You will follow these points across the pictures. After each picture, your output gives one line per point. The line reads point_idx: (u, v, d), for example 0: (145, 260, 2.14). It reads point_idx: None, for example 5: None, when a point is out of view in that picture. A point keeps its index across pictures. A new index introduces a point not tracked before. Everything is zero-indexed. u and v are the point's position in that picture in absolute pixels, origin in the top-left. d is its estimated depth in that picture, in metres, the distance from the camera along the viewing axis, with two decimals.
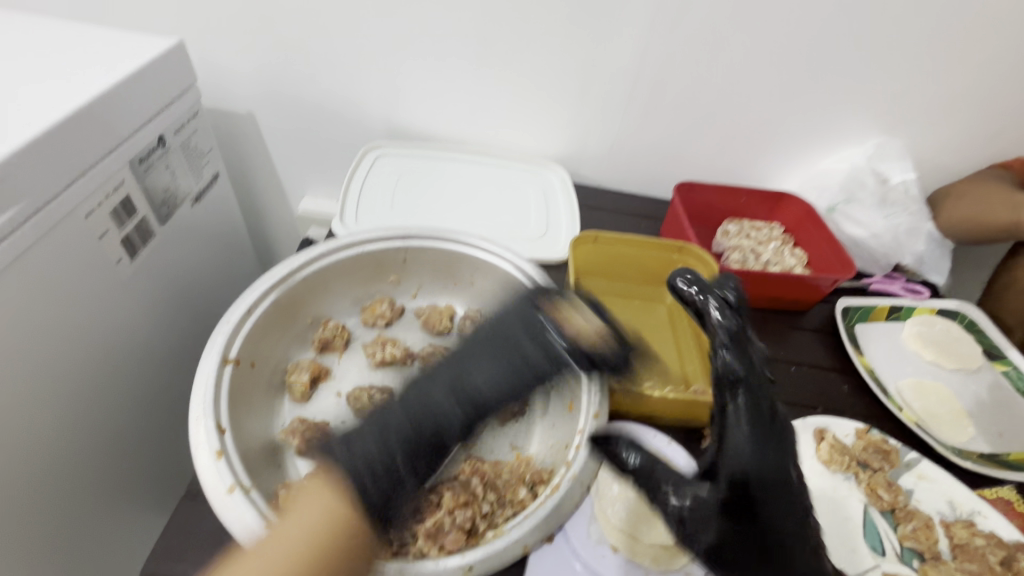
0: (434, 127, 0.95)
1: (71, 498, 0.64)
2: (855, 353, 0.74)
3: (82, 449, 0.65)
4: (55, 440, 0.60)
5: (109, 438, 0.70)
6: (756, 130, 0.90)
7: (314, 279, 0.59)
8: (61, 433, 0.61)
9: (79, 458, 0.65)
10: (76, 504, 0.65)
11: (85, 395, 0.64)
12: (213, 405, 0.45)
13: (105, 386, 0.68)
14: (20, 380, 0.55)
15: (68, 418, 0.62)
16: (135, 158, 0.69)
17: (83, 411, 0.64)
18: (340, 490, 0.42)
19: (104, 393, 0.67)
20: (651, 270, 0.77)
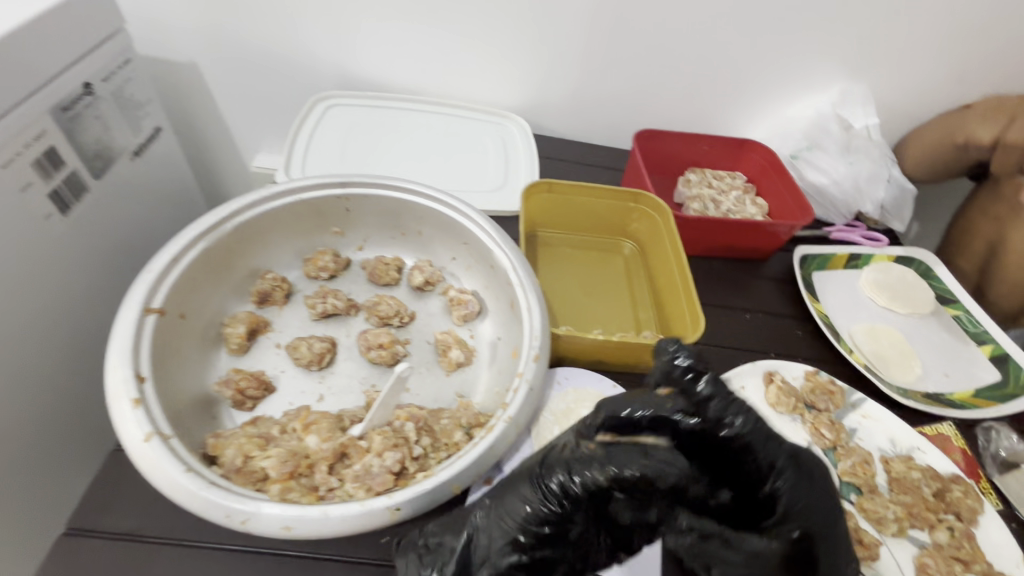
0: (388, 76, 0.90)
1: (21, 459, 0.63)
2: (811, 299, 0.74)
3: (26, 409, 0.63)
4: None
5: (58, 400, 0.68)
6: (721, 75, 0.87)
7: (247, 229, 0.56)
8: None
9: (20, 418, 0.63)
10: (29, 465, 0.64)
11: (21, 355, 0.62)
12: (131, 355, 0.43)
13: (45, 348, 0.65)
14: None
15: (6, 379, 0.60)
16: (58, 106, 0.65)
17: (20, 373, 0.62)
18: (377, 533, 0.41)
19: (44, 354, 0.65)
20: (608, 219, 0.75)
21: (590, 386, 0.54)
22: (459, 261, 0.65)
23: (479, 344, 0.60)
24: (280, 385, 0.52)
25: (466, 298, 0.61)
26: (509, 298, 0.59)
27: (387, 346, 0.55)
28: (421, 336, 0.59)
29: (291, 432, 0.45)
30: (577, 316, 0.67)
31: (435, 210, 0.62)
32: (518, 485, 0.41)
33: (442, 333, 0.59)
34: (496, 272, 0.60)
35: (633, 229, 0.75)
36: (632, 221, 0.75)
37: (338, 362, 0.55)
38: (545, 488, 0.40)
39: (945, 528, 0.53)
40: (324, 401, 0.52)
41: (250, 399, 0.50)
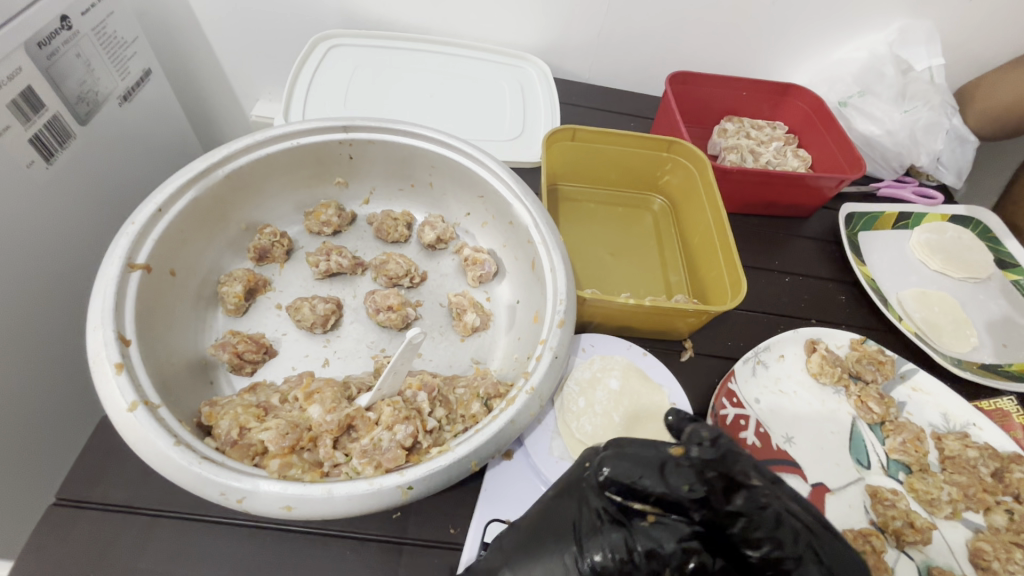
0: (395, 11, 0.82)
1: (25, 419, 0.61)
2: (857, 262, 0.68)
3: (24, 369, 0.60)
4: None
5: (60, 357, 0.66)
6: (768, 11, 0.77)
7: (240, 178, 0.51)
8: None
9: (23, 375, 0.61)
10: (34, 425, 0.62)
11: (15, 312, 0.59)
12: (113, 314, 0.39)
13: (38, 306, 0.62)
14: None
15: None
16: (32, 41, 0.59)
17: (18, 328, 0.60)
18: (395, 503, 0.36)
19: (37, 312, 0.62)
20: (636, 171, 0.68)
21: (618, 353, 0.50)
22: (474, 217, 0.59)
23: (496, 307, 0.55)
24: (282, 349, 0.48)
25: (482, 258, 0.56)
26: (530, 257, 0.53)
27: (396, 308, 0.50)
28: (433, 298, 0.55)
29: (293, 401, 0.41)
30: (602, 278, 0.62)
31: (447, 158, 0.56)
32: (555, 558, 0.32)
33: (456, 295, 0.54)
34: (516, 229, 0.54)
35: (663, 183, 0.69)
36: (663, 174, 0.68)
37: (345, 324, 0.51)
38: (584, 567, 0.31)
39: (1002, 510, 0.49)
40: (330, 365, 0.48)
41: (249, 363, 0.46)
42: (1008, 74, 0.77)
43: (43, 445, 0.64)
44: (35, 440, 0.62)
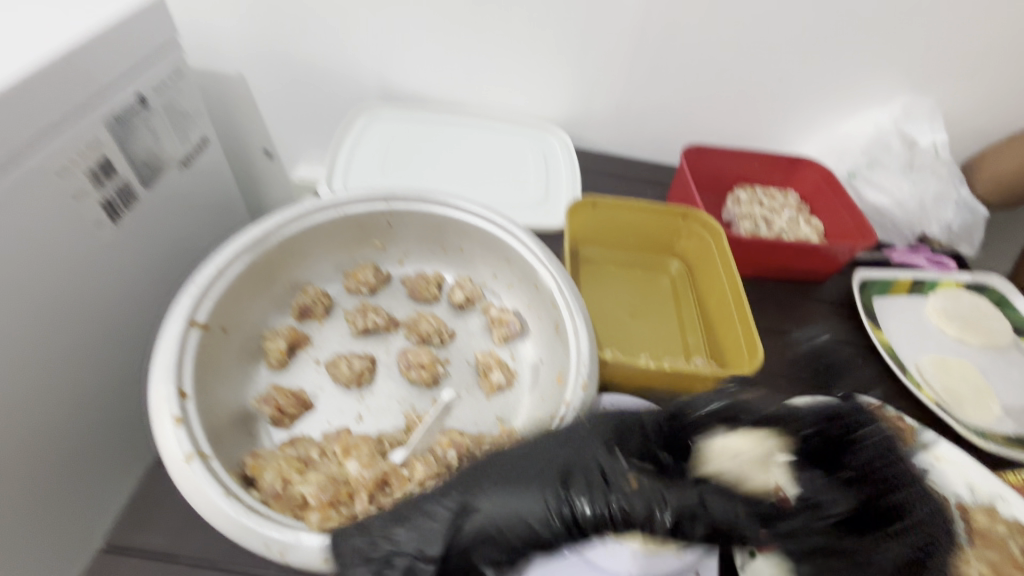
0: (430, 87, 0.90)
1: (70, 469, 0.63)
2: (873, 327, 0.69)
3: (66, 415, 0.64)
4: (43, 411, 0.59)
5: (105, 409, 0.69)
6: (774, 89, 0.83)
7: (290, 243, 0.56)
8: (53, 395, 0.61)
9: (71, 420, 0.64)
10: (75, 476, 0.64)
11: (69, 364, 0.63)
12: (174, 370, 0.42)
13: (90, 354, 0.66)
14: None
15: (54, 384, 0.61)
16: (113, 117, 0.66)
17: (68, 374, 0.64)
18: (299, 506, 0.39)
19: (88, 361, 0.66)
20: (653, 237, 0.72)
21: (639, 415, 0.50)
22: (500, 278, 0.63)
23: (521, 366, 0.57)
24: (319, 403, 0.51)
25: (507, 318, 0.59)
26: (553, 320, 0.56)
27: (428, 365, 0.53)
28: (461, 355, 0.57)
29: (331, 455, 0.44)
30: (623, 339, 0.64)
31: (477, 226, 0.60)
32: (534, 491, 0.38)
33: (483, 353, 0.57)
34: (540, 292, 0.58)
35: (680, 248, 0.72)
36: (679, 240, 0.72)
37: (378, 380, 0.53)
38: (566, 510, 0.37)
39: None
40: (363, 421, 0.50)
41: (289, 417, 0.49)
42: (1007, 147, 0.80)
43: (81, 496, 0.66)
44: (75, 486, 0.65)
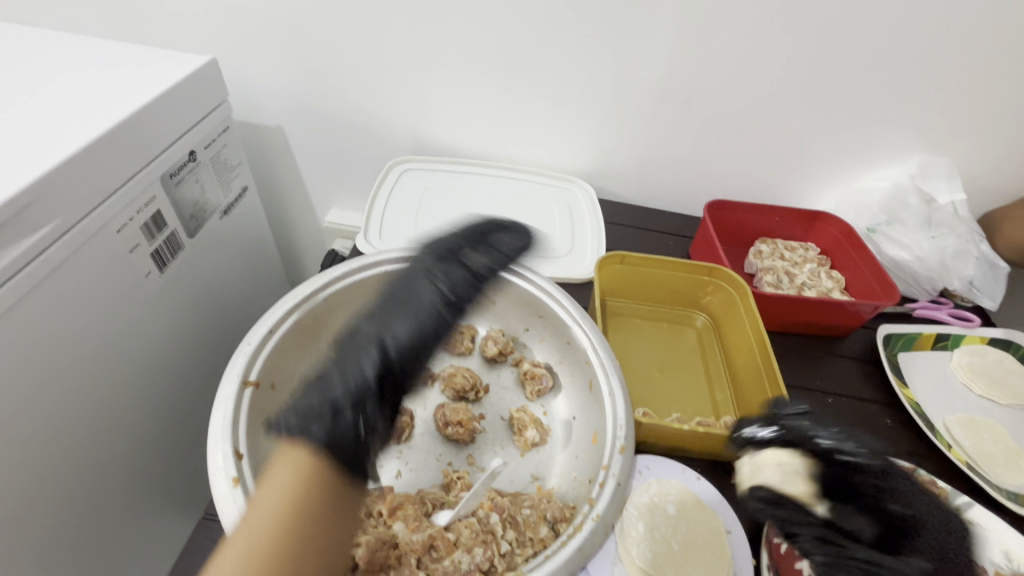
0: (460, 140, 0.94)
1: (90, 510, 0.66)
2: (899, 384, 0.70)
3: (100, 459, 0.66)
4: (78, 453, 0.62)
5: (132, 449, 0.72)
6: (791, 146, 0.86)
7: (334, 299, 0.59)
8: (85, 441, 0.63)
9: (100, 463, 0.66)
10: (96, 516, 0.67)
11: (104, 410, 0.65)
12: (230, 431, 0.44)
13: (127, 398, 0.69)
14: (42, 387, 0.56)
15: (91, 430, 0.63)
16: (166, 174, 0.71)
17: (105, 419, 0.66)
18: (293, 487, 0.38)
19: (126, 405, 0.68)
20: (679, 291, 0.74)
21: (673, 477, 0.52)
22: (532, 332, 0.65)
23: (554, 422, 0.59)
24: None
25: (540, 373, 0.60)
26: (587, 377, 0.58)
27: (465, 423, 0.54)
28: (495, 411, 0.59)
29: (378, 516, 0.45)
30: (651, 394, 0.66)
31: (512, 283, 0.62)
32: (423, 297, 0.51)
33: (518, 410, 0.58)
34: (573, 349, 0.59)
35: (705, 302, 0.74)
36: (704, 294, 0.73)
37: (416, 436, 0.55)
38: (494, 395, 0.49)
39: None
40: (402, 477, 0.52)
41: None
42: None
43: (99, 533, 0.68)
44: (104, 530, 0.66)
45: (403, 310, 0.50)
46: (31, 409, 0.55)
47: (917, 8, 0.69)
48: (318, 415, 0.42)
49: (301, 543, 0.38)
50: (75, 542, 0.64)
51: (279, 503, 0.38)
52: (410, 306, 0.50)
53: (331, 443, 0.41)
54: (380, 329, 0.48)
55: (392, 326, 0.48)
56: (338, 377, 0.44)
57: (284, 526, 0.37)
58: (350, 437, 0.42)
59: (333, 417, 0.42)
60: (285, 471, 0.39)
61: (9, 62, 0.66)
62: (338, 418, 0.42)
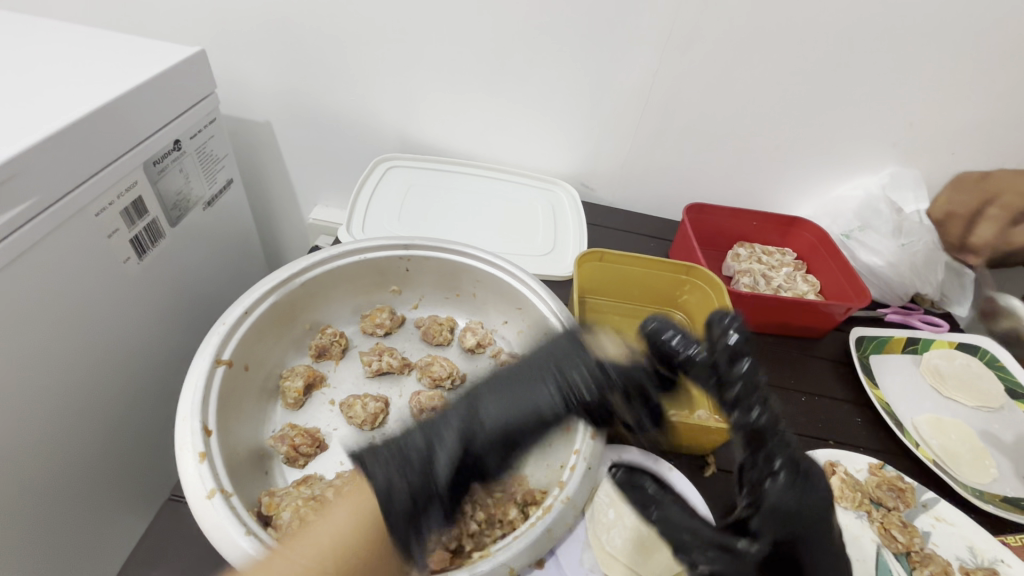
0: (447, 141, 0.96)
1: (53, 498, 0.64)
2: (870, 385, 0.71)
3: (59, 445, 0.64)
4: (37, 436, 0.60)
5: (98, 438, 0.70)
6: (769, 154, 0.89)
7: (313, 285, 0.59)
8: (49, 425, 0.62)
9: (61, 450, 0.64)
10: (58, 504, 0.65)
11: (70, 395, 0.64)
12: (200, 407, 0.44)
13: (93, 385, 0.67)
14: (7, 370, 0.55)
15: (51, 415, 0.62)
16: (150, 160, 0.71)
17: (71, 404, 0.65)
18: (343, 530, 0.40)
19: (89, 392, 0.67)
20: (658, 289, 0.75)
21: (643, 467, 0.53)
22: (510, 324, 0.66)
23: None
24: (333, 444, 0.52)
25: None
26: None
27: (439, 410, 0.54)
28: None
29: (348, 496, 0.46)
30: None
31: (491, 275, 0.63)
32: (539, 388, 0.46)
33: None
34: (550, 340, 0.60)
35: (682, 301, 0.75)
36: (682, 293, 0.74)
37: (390, 423, 0.55)
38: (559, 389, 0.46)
39: None
40: None
41: (303, 456, 0.50)
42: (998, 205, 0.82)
43: (60, 525, 0.66)
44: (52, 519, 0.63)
45: (526, 382, 0.47)
46: None
47: (888, 24, 0.72)
48: (395, 458, 0.42)
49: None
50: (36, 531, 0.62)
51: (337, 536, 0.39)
52: (514, 397, 0.45)
53: (427, 495, 0.42)
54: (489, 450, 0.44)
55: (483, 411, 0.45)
56: (417, 469, 0.42)
57: (361, 541, 0.39)
58: (421, 483, 0.42)
59: (387, 497, 0.41)
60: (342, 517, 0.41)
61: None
62: (391, 499, 0.41)
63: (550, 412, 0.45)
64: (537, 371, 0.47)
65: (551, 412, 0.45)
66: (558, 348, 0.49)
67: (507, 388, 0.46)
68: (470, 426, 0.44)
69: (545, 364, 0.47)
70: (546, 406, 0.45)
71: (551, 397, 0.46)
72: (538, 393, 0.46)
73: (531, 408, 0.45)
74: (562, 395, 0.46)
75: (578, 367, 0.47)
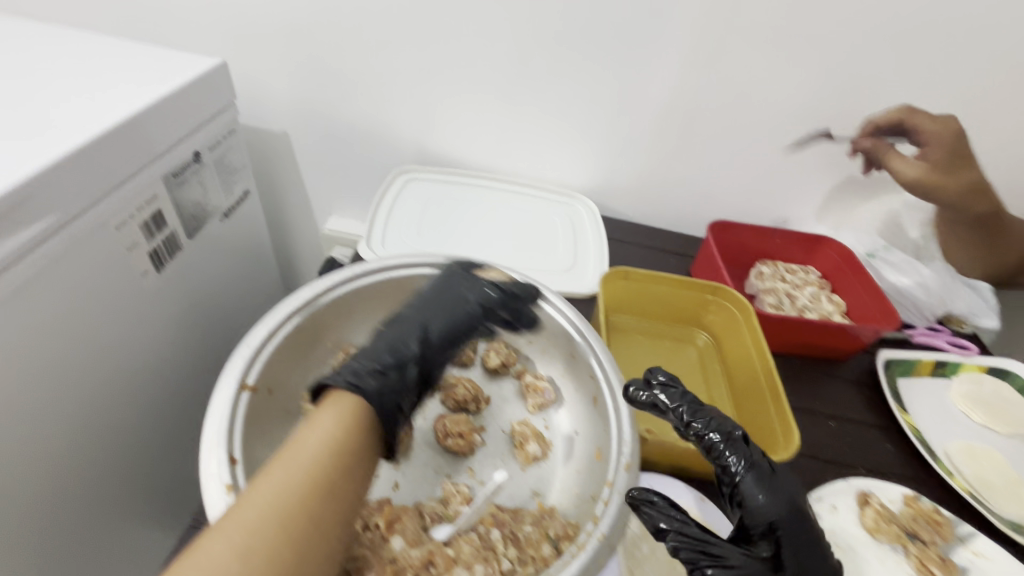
0: (465, 153, 0.95)
1: (60, 515, 0.63)
2: (900, 410, 0.69)
3: (69, 461, 0.62)
4: (45, 453, 0.59)
5: (111, 454, 0.69)
6: (793, 171, 0.87)
7: (337, 304, 0.59)
8: (60, 441, 0.61)
9: (70, 467, 0.63)
10: (68, 522, 0.64)
11: (83, 411, 0.63)
12: (225, 436, 0.43)
13: (106, 400, 0.66)
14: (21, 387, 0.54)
15: (62, 431, 0.61)
16: (169, 173, 0.70)
17: (84, 420, 0.63)
18: (329, 435, 0.42)
19: (102, 407, 0.66)
20: (683, 309, 0.74)
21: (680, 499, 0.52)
22: (535, 344, 0.63)
23: (555, 437, 0.57)
24: None
25: (542, 386, 0.59)
26: (592, 391, 0.57)
27: (466, 434, 0.53)
28: (496, 423, 0.57)
29: (374, 528, 0.46)
30: None
31: None
32: (462, 308, 0.52)
33: (520, 423, 0.57)
34: (578, 363, 0.59)
35: (707, 321, 0.74)
36: (707, 313, 0.73)
37: (415, 448, 0.54)
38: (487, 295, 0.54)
39: None
40: (399, 489, 0.50)
41: None
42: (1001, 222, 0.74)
43: (65, 541, 0.64)
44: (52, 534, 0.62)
45: (441, 307, 0.52)
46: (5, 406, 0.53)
47: (919, 40, 0.71)
48: (381, 381, 0.45)
49: (319, 501, 0.39)
50: (43, 550, 0.61)
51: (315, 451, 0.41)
52: (446, 304, 0.52)
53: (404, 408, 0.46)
54: (420, 318, 0.51)
55: (429, 317, 0.51)
56: (386, 351, 0.47)
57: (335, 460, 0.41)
58: (374, 397, 0.44)
59: (355, 379, 0.44)
60: (330, 419, 0.43)
61: (20, 56, 0.66)
62: (360, 382, 0.44)
63: (470, 322, 0.52)
64: (442, 308, 0.52)
65: (473, 323, 0.52)
66: (488, 286, 0.54)
67: (434, 304, 0.52)
68: (412, 331, 0.49)
69: (456, 284, 0.54)
70: (472, 314, 0.52)
71: (472, 306, 0.53)
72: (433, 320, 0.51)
73: (450, 323, 0.51)
74: (484, 299, 0.53)
75: (480, 284, 0.54)
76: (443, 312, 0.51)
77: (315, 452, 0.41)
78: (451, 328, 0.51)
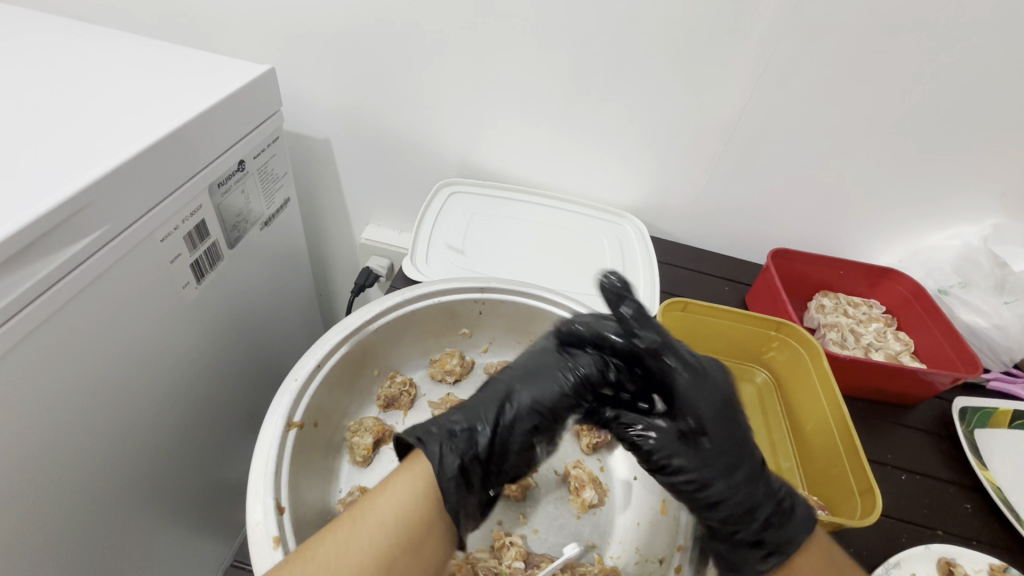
0: (510, 167, 0.92)
1: (99, 531, 0.62)
2: (979, 466, 0.64)
3: (110, 477, 0.62)
4: (85, 473, 0.58)
5: (151, 466, 0.69)
6: (860, 198, 0.82)
7: (385, 331, 0.56)
8: (100, 458, 0.59)
9: (107, 484, 0.61)
10: (108, 538, 0.64)
11: (123, 426, 0.62)
12: (272, 480, 0.42)
13: (145, 414, 0.65)
14: (59, 405, 0.53)
15: (102, 448, 0.59)
16: (214, 182, 0.68)
17: (123, 435, 0.62)
18: (401, 501, 0.40)
19: (141, 421, 0.65)
20: (742, 344, 0.70)
21: None
22: None
23: (612, 481, 0.57)
24: None
25: (597, 425, 0.60)
26: None
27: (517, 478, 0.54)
28: (549, 464, 0.58)
29: None
30: None
31: None
32: (553, 371, 0.49)
33: (575, 466, 0.56)
34: None
35: (768, 358, 0.70)
36: (769, 350, 0.69)
37: None
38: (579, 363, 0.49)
39: None
40: None
41: None
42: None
43: (102, 560, 0.63)
44: (86, 554, 0.61)
45: (538, 375, 0.49)
46: (46, 425, 0.52)
47: (1019, 65, 0.65)
48: (447, 439, 0.43)
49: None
50: (73, 570, 0.60)
51: (387, 517, 0.39)
52: (544, 371, 0.49)
53: (468, 474, 0.43)
54: (508, 383, 0.48)
55: (520, 385, 0.48)
56: (461, 416, 0.46)
57: (405, 533, 0.39)
58: (443, 463, 0.42)
59: (424, 438, 0.43)
60: (405, 484, 0.41)
61: (71, 60, 0.65)
62: (428, 440, 0.43)
63: (567, 397, 0.48)
64: (547, 373, 0.49)
65: (569, 400, 0.48)
66: (591, 355, 0.49)
67: (529, 374, 0.49)
68: (495, 400, 0.47)
69: (550, 352, 0.51)
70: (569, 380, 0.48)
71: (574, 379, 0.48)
72: (535, 392, 0.48)
73: (541, 395, 0.48)
74: (587, 372, 0.48)
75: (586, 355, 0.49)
76: (529, 381, 0.48)
77: (382, 518, 0.39)
78: (539, 402, 0.48)
